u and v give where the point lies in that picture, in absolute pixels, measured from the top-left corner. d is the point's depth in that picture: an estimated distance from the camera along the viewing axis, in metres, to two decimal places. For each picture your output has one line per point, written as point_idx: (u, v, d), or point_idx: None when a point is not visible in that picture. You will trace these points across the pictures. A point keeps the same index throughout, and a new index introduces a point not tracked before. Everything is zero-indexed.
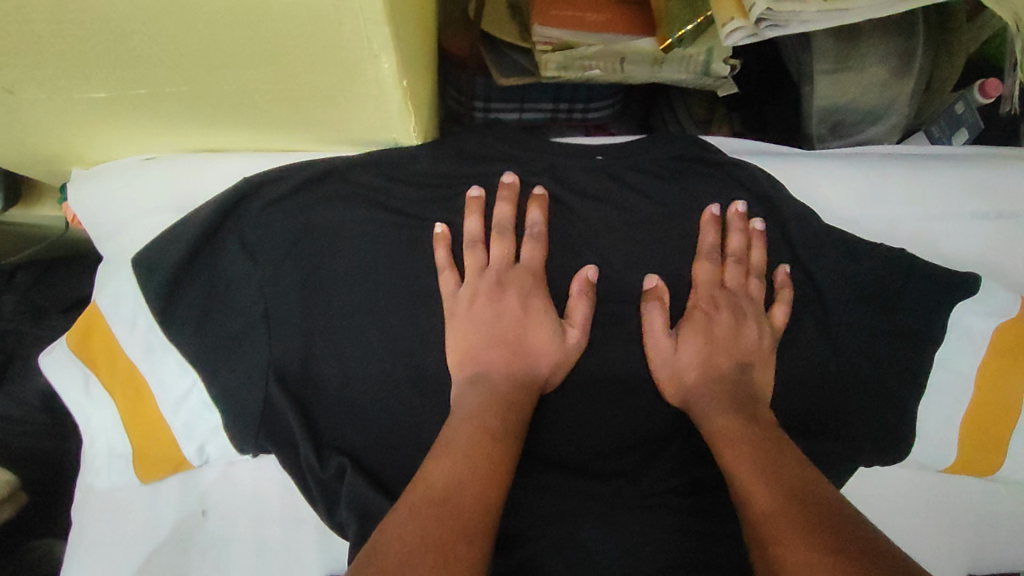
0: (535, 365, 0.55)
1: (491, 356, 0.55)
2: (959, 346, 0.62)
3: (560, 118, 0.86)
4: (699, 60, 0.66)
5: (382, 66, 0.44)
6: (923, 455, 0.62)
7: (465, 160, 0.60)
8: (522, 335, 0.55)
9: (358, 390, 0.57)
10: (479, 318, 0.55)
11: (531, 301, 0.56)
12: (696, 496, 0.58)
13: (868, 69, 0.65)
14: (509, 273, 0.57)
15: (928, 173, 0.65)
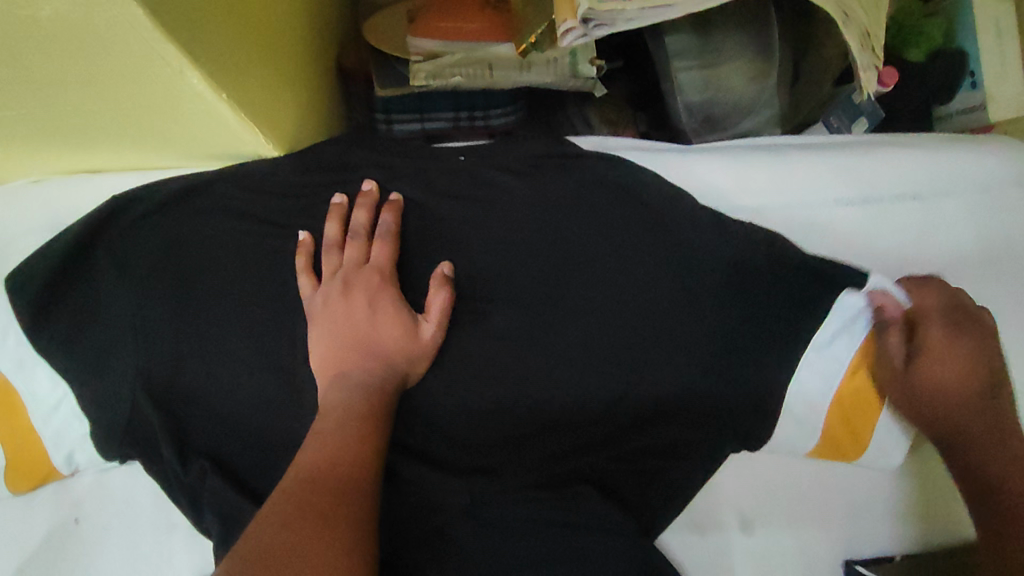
0: (390, 362, 0.56)
1: (350, 356, 0.56)
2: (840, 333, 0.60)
3: (462, 126, 0.86)
4: (565, 62, 0.68)
5: (195, 83, 0.46)
6: (791, 439, 0.62)
7: (329, 170, 0.62)
8: (372, 334, 0.56)
9: (223, 395, 0.59)
10: (334, 318, 0.56)
11: (382, 299, 0.57)
12: (554, 490, 0.61)
13: (730, 63, 0.68)
14: (358, 273, 0.57)
15: (800, 161, 0.66)
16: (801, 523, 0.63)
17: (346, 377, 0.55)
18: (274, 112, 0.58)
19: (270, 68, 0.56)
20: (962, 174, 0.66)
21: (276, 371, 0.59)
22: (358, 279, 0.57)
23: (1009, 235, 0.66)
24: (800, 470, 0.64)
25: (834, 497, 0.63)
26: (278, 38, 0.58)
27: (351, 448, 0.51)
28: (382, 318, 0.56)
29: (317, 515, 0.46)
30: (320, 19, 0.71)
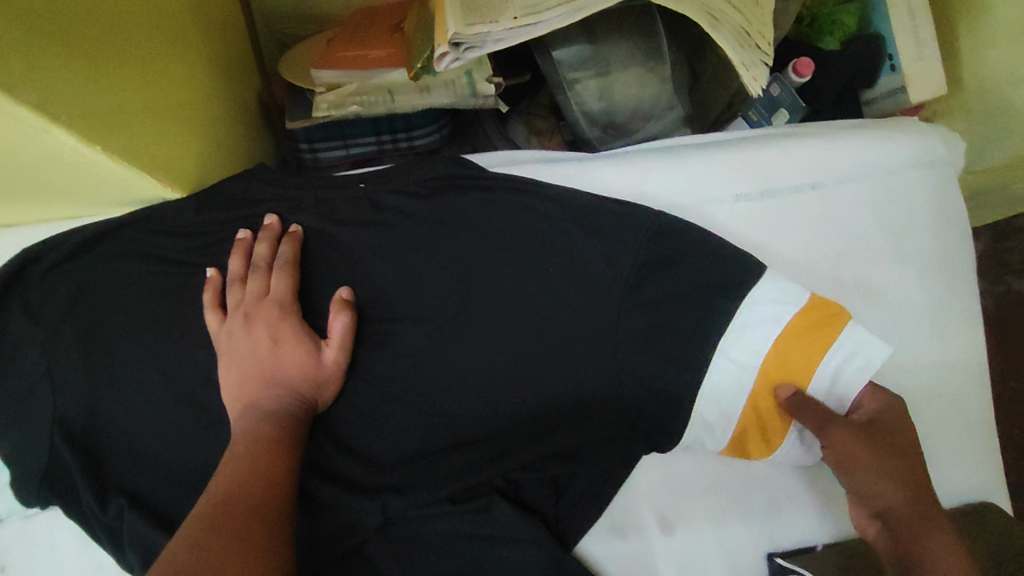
0: (293, 385, 0.57)
1: (257, 387, 0.57)
2: (748, 331, 0.59)
3: (387, 149, 0.86)
4: (462, 82, 0.69)
5: (65, 139, 0.48)
6: (703, 440, 0.62)
7: (231, 205, 0.64)
8: (275, 360, 0.58)
9: (140, 433, 0.60)
10: (241, 347, 0.58)
11: (285, 325, 0.59)
12: (468, 503, 0.61)
13: (624, 69, 0.69)
14: (259, 305, 0.59)
15: (695, 156, 0.66)
16: (719, 518, 0.63)
17: (253, 409, 0.55)
18: (172, 155, 0.59)
19: (163, 114, 0.58)
20: (860, 160, 0.67)
21: (188, 406, 0.61)
22: (261, 307, 0.59)
23: (909, 217, 0.67)
24: (713, 468, 0.64)
25: (749, 490, 0.64)
26: (171, 82, 0.60)
27: (262, 461, 0.51)
28: (284, 343, 0.58)
29: (237, 520, 0.46)
30: (229, 55, 0.73)
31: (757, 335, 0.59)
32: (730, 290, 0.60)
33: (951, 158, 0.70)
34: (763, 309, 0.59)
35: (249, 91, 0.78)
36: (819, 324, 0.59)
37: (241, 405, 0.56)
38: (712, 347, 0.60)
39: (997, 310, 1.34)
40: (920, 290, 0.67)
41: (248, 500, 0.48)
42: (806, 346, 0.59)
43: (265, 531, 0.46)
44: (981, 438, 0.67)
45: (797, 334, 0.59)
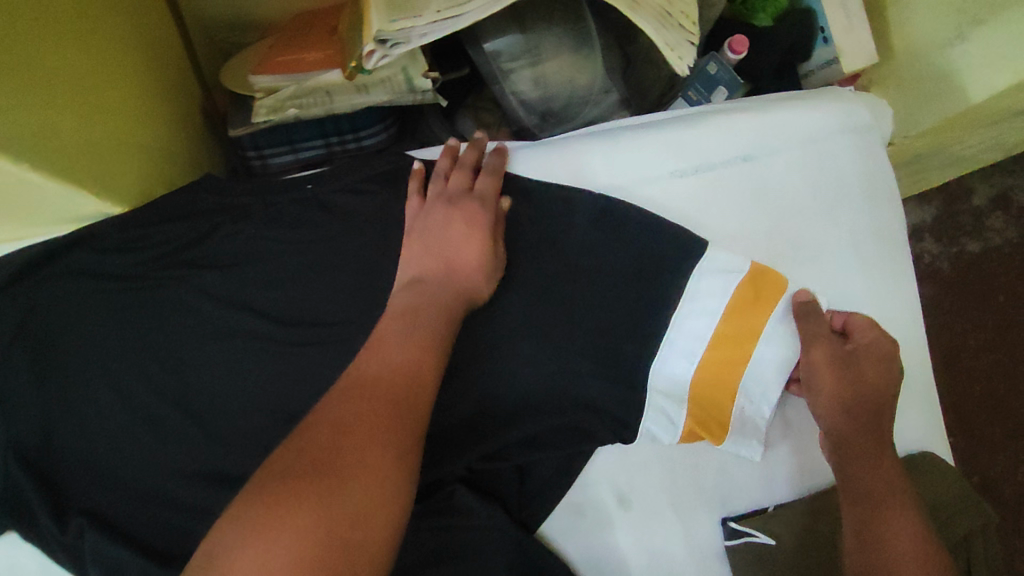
0: (451, 275, 0.57)
1: (423, 262, 0.58)
2: (695, 303, 0.64)
3: (337, 151, 0.85)
4: (400, 79, 0.70)
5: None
6: (655, 423, 0.65)
7: (174, 215, 0.64)
8: (449, 246, 0.58)
9: (101, 450, 0.61)
10: (433, 239, 0.58)
11: (470, 209, 0.59)
12: (431, 494, 0.63)
13: (557, 57, 0.71)
14: (463, 198, 0.60)
15: (632, 138, 0.68)
16: (677, 494, 0.66)
17: (418, 282, 0.56)
18: (110, 172, 0.59)
19: (100, 128, 0.58)
20: (788, 131, 0.70)
21: (145, 419, 0.61)
22: (462, 196, 0.60)
23: (837, 182, 0.70)
24: (670, 450, 0.66)
25: (705, 467, 0.66)
26: (108, 98, 0.60)
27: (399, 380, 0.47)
28: (457, 224, 0.58)
29: (362, 439, 0.43)
30: (166, 66, 0.72)
31: (702, 308, 0.64)
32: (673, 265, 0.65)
33: (875, 124, 0.73)
34: (710, 283, 0.64)
35: (193, 103, 0.78)
36: (758, 291, 0.64)
37: (408, 281, 0.57)
38: (665, 321, 0.65)
39: (950, 270, 1.39)
40: (852, 253, 0.69)
41: (384, 424, 0.44)
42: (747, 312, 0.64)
43: (388, 468, 0.43)
44: (918, 391, 0.71)
45: (742, 302, 0.64)
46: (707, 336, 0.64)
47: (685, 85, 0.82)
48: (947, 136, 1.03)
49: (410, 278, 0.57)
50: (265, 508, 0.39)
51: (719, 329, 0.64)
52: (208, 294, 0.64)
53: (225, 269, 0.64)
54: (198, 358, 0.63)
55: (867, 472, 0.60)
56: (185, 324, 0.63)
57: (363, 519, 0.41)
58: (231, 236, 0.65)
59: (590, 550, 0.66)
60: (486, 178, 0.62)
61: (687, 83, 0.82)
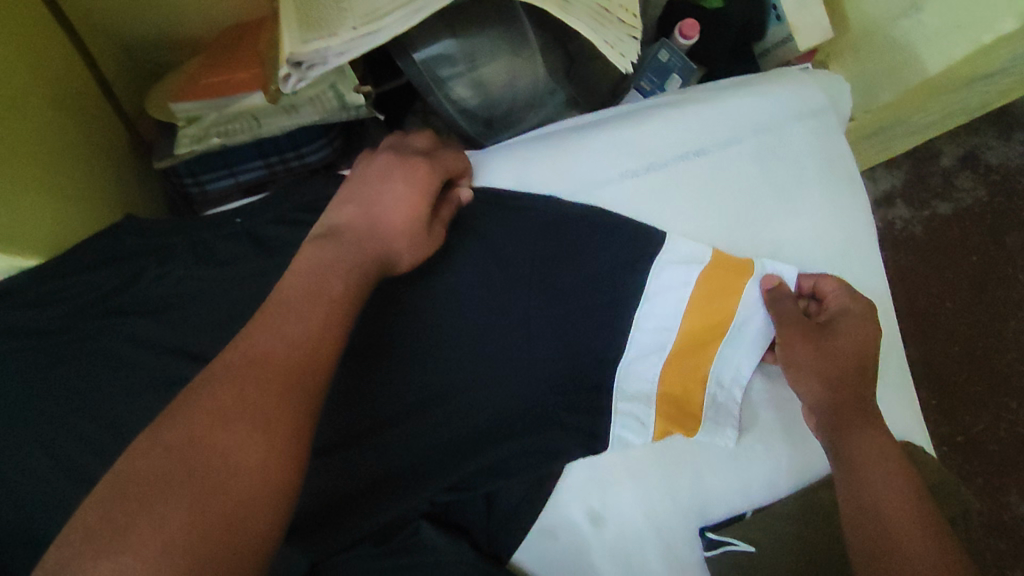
0: (371, 226, 0.52)
1: (345, 212, 0.53)
2: (656, 299, 0.63)
3: (279, 171, 0.79)
4: (329, 96, 0.66)
5: None
6: (627, 429, 0.64)
7: (96, 260, 0.60)
8: (372, 185, 0.54)
9: (44, 515, 0.58)
10: (363, 176, 0.54)
11: (409, 161, 0.55)
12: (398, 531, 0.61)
13: (496, 58, 0.67)
14: (415, 156, 0.55)
15: (581, 140, 0.65)
16: (652, 506, 0.64)
17: (332, 232, 0.51)
18: (19, 223, 0.55)
19: (5, 176, 0.53)
20: (741, 121, 0.67)
21: (88, 475, 0.59)
22: (414, 154, 0.56)
23: (796, 169, 0.67)
24: (641, 459, 0.64)
25: (679, 474, 0.64)
26: (11, 143, 0.55)
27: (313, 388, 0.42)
28: (400, 176, 0.54)
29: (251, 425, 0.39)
30: (80, 100, 0.68)
31: (662, 306, 0.63)
32: (633, 258, 0.63)
33: (831, 105, 0.70)
34: (671, 275, 0.63)
35: (112, 135, 0.73)
36: (716, 278, 0.63)
37: (326, 230, 0.52)
38: (629, 321, 0.63)
39: (921, 234, 1.38)
40: (816, 243, 0.67)
41: (292, 426, 0.40)
42: (709, 300, 0.63)
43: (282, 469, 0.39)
44: (895, 376, 0.69)
45: (707, 291, 0.63)
46: (670, 332, 0.64)
47: (637, 77, 0.79)
48: (909, 105, 1.01)
49: (324, 230, 0.52)
50: (123, 477, 0.36)
51: (683, 324, 0.63)
52: (141, 340, 0.60)
53: (158, 312, 0.60)
54: (138, 408, 0.59)
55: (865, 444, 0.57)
56: (118, 376, 0.59)
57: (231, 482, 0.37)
58: (161, 277, 0.61)
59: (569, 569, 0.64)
60: (449, 154, 0.58)
61: (640, 72, 0.79)
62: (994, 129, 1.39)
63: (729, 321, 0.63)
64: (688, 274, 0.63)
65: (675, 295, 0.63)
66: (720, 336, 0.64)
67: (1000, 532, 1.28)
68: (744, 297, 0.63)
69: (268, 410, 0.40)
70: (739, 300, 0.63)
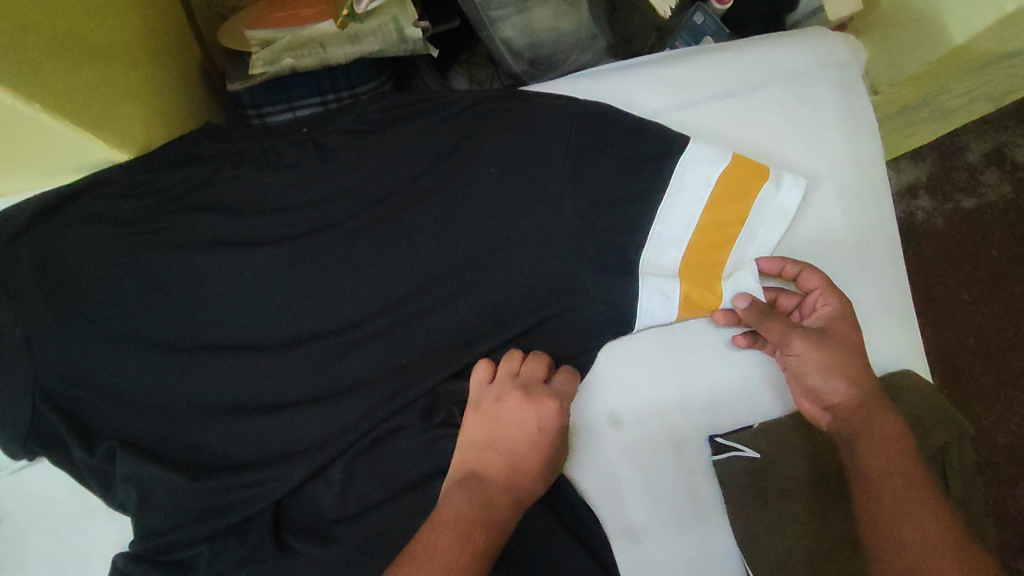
0: (506, 465, 0.62)
1: (484, 458, 0.63)
2: (681, 195, 0.67)
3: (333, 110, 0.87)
4: (390, 28, 0.73)
5: (23, 112, 0.51)
6: (653, 303, 0.67)
7: (178, 161, 0.68)
8: (507, 424, 0.64)
9: (118, 379, 0.66)
10: (496, 418, 0.65)
11: (544, 419, 0.65)
12: (432, 417, 0.67)
13: (545, 4, 0.73)
14: (541, 417, 0.65)
15: (618, 80, 0.71)
16: (666, 403, 0.70)
17: (476, 477, 0.61)
18: (117, 118, 0.62)
19: (109, 75, 0.61)
20: (769, 68, 0.72)
21: (162, 350, 0.66)
22: (540, 390, 0.65)
23: (819, 114, 0.72)
24: (658, 360, 0.71)
25: (692, 376, 0.70)
26: (114, 46, 0.62)
27: (494, 528, 0.56)
28: (531, 416, 0.65)
29: (467, 523, 0.56)
30: (168, 24, 0.75)
31: (687, 206, 0.67)
32: (661, 152, 0.67)
33: (854, 61, 0.75)
34: (694, 173, 0.67)
35: (191, 59, 0.80)
36: (736, 180, 0.67)
37: (465, 476, 0.62)
38: (653, 217, 0.67)
39: (942, 226, 1.40)
40: (834, 185, 0.71)
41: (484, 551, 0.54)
42: (727, 202, 0.68)
43: (480, 537, 0.55)
44: (904, 316, 0.72)
45: (726, 190, 0.67)
46: (692, 225, 0.67)
47: None
48: (934, 83, 1.04)
49: (462, 476, 0.62)
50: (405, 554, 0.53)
51: (698, 226, 0.67)
52: (212, 234, 0.67)
53: (228, 211, 0.67)
54: (212, 295, 0.67)
55: (877, 446, 0.60)
56: (192, 264, 0.67)
57: (438, 536, 0.54)
58: (233, 180, 0.68)
59: (588, 465, 0.69)
60: (565, 381, 0.66)
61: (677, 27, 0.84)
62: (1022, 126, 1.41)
63: (741, 226, 0.68)
64: (709, 174, 0.67)
65: (693, 191, 0.67)
66: (727, 246, 0.68)
67: (1002, 520, 1.31)
68: (759, 195, 0.68)
69: (473, 516, 0.56)
70: (752, 203, 0.68)
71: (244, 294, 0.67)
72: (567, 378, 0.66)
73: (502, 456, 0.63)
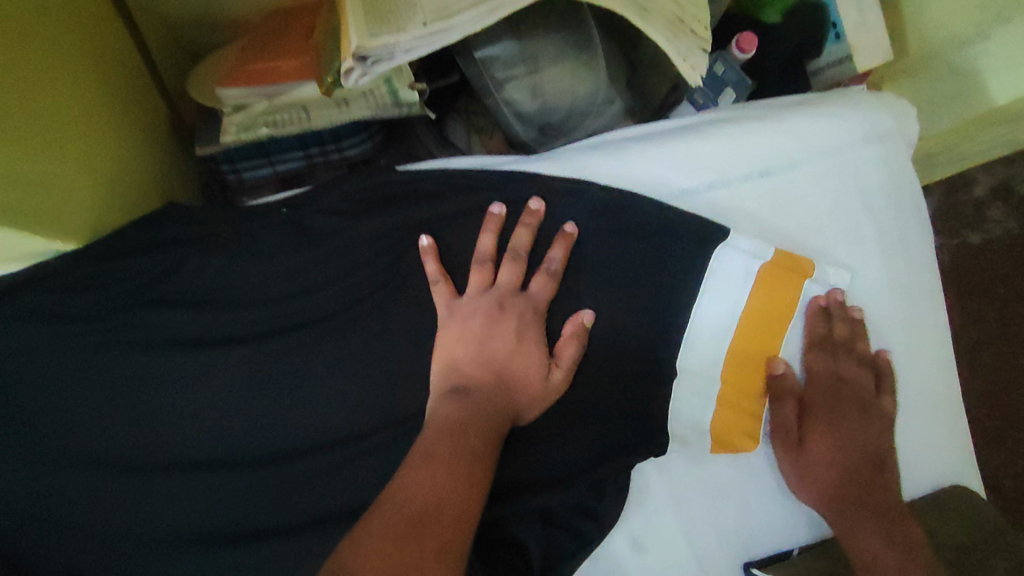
0: (498, 388, 0.54)
1: (468, 367, 0.55)
2: (715, 297, 0.59)
3: (318, 163, 0.77)
4: (383, 91, 0.63)
5: None
6: (681, 425, 0.62)
7: (138, 248, 0.59)
8: (486, 330, 0.55)
9: (65, 506, 0.56)
10: (474, 326, 0.56)
11: (527, 323, 0.56)
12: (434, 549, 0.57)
13: (556, 65, 0.64)
14: (514, 298, 0.57)
15: (642, 151, 0.62)
16: (697, 517, 0.63)
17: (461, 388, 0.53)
18: (60, 207, 0.53)
19: (52, 154, 0.52)
20: (808, 141, 0.64)
21: (117, 469, 0.57)
22: (514, 298, 0.57)
23: (862, 193, 0.65)
24: (693, 471, 0.63)
25: (729, 487, 0.63)
26: (57, 124, 0.53)
27: (469, 473, 0.47)
28: (511, 327, 0.56)
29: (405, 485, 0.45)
30: (127, 82, 0.66)
31: (723, 308, 0.60)
32: (700, 241, 0.59)
33: (899, 131, 0.67)
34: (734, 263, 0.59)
35: (156, 119, 0.71)
36: (786, 277, 0.60)
37: (451, 386, 0.54)
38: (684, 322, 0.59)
39: (951, 265, 1.29)
40: (878, 273, 0.64)
41: (442, 519, 0.43)
42: (771, 306, 0.60)
43: (450, 493, 0.45)
44: (953, 418, 0.65)
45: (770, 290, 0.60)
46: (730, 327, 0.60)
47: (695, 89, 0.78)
48: (964, 134, 0.97)
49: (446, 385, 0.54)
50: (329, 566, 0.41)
51: (738, 325, 0.60)
52: (176, 333, 0.58)
53: (195, 304, 0.58)
54: (175, 404, 0.58)
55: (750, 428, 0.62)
56: (151, 367, 0.57)
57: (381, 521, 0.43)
58: (200, 270, 0.59)
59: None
60: (543, 282, 0.57)
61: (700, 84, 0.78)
62: None
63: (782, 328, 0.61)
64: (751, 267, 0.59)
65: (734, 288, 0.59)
66: (767, 349, 0.61)
67: None
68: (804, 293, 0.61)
69: (440, 464, 0.47)
70: (795, 300, 0.60)
71: (213, 401, 0.58)
72: (556, 249, 0.58)
73: (503, 414, 0.53)
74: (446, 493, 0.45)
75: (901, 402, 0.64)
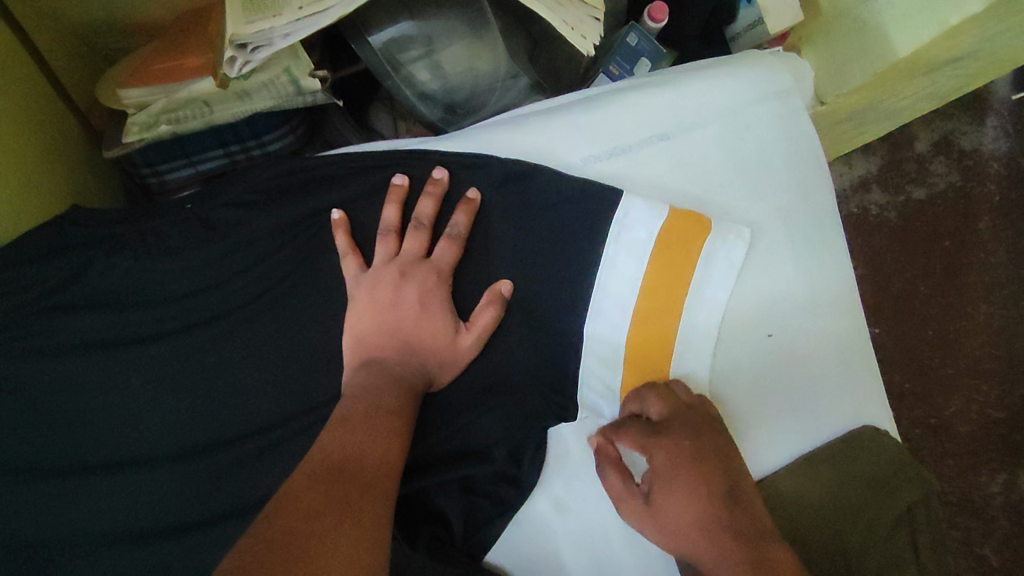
0: (405, 363, 0.55)
1: (378, 343, 0.56)
2: (616, 263, 0.61)
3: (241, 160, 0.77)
4: (284, 81, 0.64)
5: None
6: (592, 390, 0.64)
7: (41, 253, 0.58)
8: (390, 309, 0.57)
9: None
10: (382, 306, 0.57)
11: (434, 303, 0.57)
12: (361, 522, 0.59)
13: (454, 42, 0.66)
14: (417, 266, 0.58)
15: (543, 122, 0.64)
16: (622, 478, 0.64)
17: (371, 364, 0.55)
18: None
19: None
20: (706, 102, 0.66)
21: (37, 473, 0.57)
22: (417, 266, 0.58)
23: (762, 150, 0.67)
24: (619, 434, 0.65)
25: None
26: None
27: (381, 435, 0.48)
28: (414, 298, 0.57)
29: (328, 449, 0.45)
30: (32, 90, 0.66)
31: (625, 271, 0.61)
32: (597, 213, 0.61)
33: (796, 88, 0.69)
34: (634, 224, 0.61)
35: (66, 126, 0.71)
36: (680, 238, 0.61)
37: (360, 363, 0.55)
38: (589, 287, 0.62)
39: (898, 220, 1.29)
40: (782, 226, 0.66)
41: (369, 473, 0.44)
42: (670, 266, 0.61)
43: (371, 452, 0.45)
44: (863, 363, 0.68)
45: (667, 250, 0.61)
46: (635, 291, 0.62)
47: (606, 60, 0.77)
48: (878, 90, 1.00)
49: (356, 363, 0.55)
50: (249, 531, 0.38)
51: (642, 287, 0.61)
52: (87, 334, 0.58)
53: (104, 305, 0.58)
54: (92, 404, 0.58)
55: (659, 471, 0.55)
56: (64, 370, 0.58)
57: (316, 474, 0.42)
58: (106, 270, 0.59)
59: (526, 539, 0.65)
60: (447, 248, 0.59)
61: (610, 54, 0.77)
62: (967, 114, 1.30)
63: (686, 288, 0.62)
64: (650, 228, 0.61)
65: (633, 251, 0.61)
66: (675, 309, 0.62)
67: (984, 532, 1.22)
68: (704, 251, 0.62)
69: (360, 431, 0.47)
70: (694, 261, 0.62)
71: (131, 399, 0.58)
72: (459, 214, 0.59)
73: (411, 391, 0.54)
74: (364, 442, 0.46)
75: (812, 350, 0.66)
